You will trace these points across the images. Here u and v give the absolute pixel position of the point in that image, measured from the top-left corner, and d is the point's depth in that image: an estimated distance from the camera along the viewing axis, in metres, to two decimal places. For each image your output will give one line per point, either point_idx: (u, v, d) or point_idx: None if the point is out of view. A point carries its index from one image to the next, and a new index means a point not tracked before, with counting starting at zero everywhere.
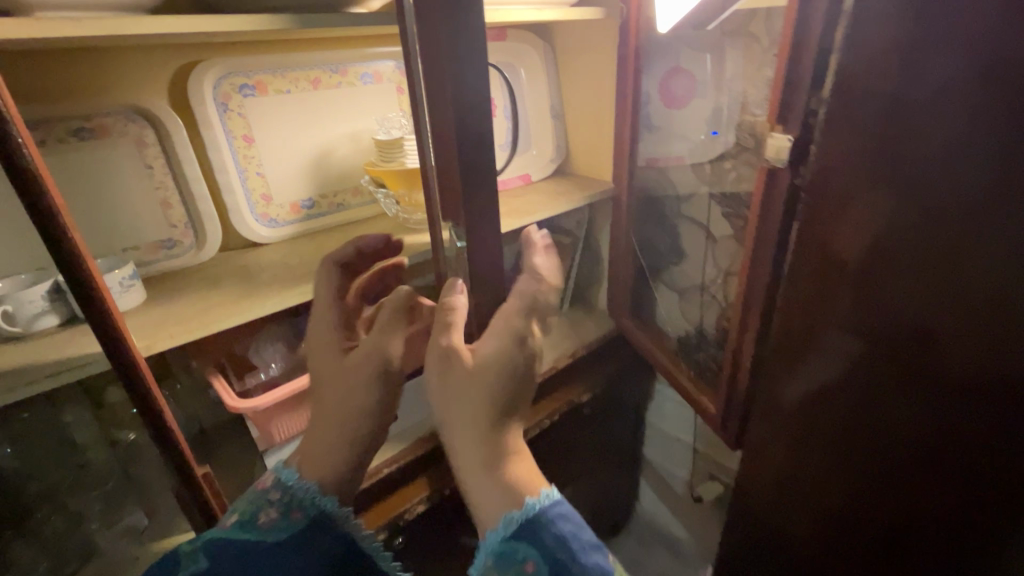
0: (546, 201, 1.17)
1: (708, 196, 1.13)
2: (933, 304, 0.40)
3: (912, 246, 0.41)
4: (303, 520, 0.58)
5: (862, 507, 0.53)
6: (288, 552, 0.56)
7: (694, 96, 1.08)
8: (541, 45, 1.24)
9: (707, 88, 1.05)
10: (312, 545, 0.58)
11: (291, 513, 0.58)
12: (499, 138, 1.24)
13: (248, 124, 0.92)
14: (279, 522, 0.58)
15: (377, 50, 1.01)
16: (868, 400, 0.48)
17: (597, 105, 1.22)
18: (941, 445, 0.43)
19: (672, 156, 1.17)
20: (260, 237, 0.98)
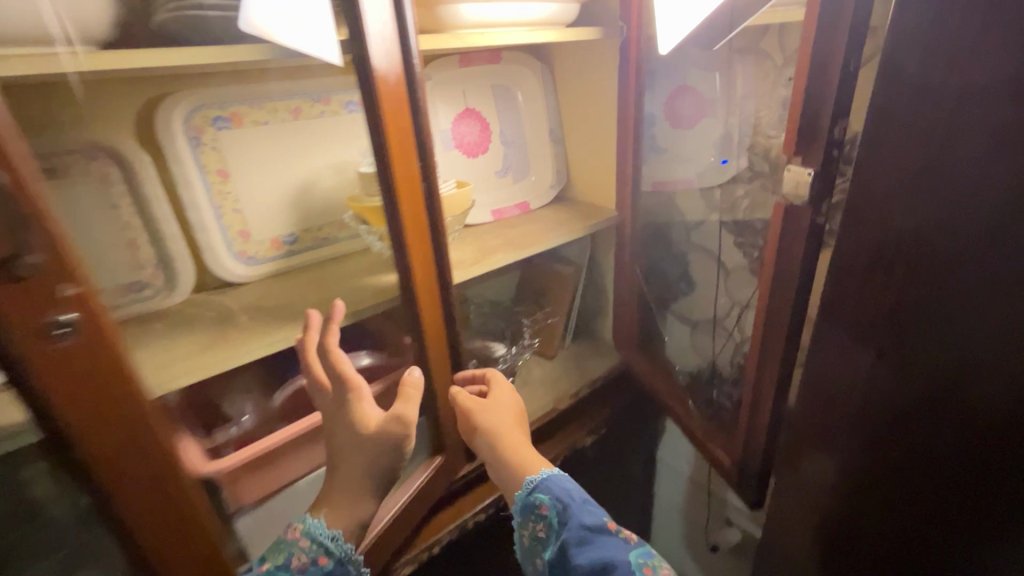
0: (545, 230, 1.10)
1: (721, 224, 1.07)
2: (1011, 280, 0.42)
3: (978, 228, 0.43)
4: (330, 564, 0.69)
5: (953, 498, 0.51)
6: None
7: (702, 119, 1.01)
8: (537, 66, 1.18)
9: (717, 106, 0.98)
10: None
11: (314, 559, 0.69)
12: (494, 164, 1.17)
13: (223, 158, 0.86)
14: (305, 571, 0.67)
15: None
16: (927, 381, 0.50)
17: (598, 129, 1.15)
18: (998, 419, 0.46)
19: (679, 180, 1.10)
20: (237, 277, 0.92)
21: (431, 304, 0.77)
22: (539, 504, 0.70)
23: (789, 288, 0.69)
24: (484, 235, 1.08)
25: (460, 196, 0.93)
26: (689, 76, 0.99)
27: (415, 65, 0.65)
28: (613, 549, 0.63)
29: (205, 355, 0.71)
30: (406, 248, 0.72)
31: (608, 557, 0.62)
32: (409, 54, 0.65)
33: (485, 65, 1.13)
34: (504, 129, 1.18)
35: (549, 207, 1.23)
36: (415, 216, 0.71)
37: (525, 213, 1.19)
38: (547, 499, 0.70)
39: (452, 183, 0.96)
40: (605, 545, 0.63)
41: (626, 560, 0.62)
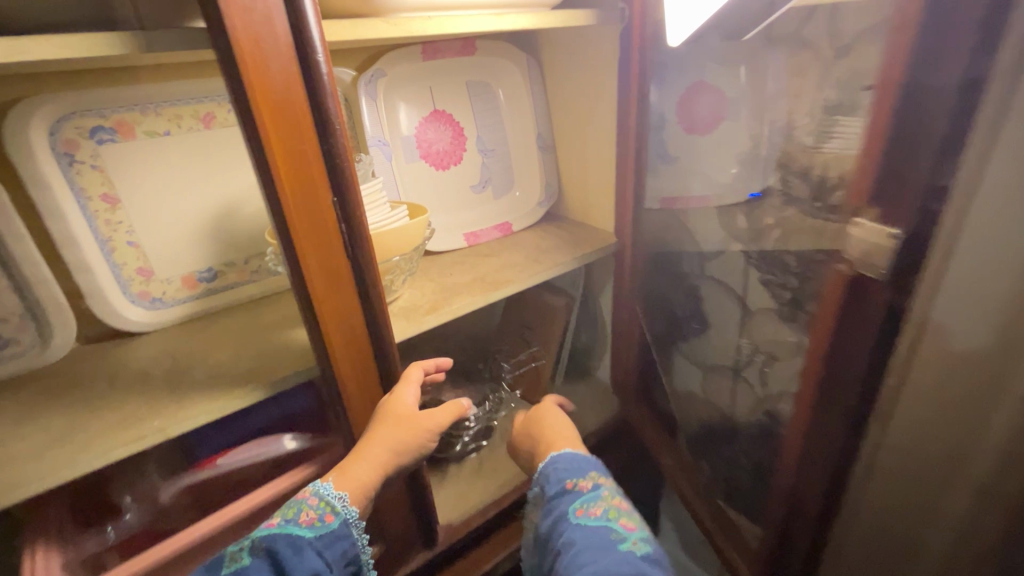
0: (528, 257, 0.90)
1: (745, 256, 0.85)
2: None
3: None
4: (335, 523, 0.56)
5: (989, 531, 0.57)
6: (313, 555, 0.53)
7: (720, 124, 0.82)
8: (522, 57, 0.97)
9: (741, 106, 0.78)
10: (330, 549, 0.55)
11: (320, 515, 0.56)
12: (470, 178, 0.98)
13: (108, 179, 0.68)
14: (314, 528, 0.55)
15: None
16: None
17: (592, 135, 0.94)
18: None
19: (692, 197, 0.90)
20: (134, 325, 0.74)
21: (349, 367, 0.61)
22: (535, 479, 0.65)
23: (844, 392, 0.48)
24: (452, 266, 0.88)
25: (412, 229, 0.72)
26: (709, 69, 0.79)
27: (318, 62, 0.46)
28: (562, 507, 0.58)
29: (42, 454, 0.53)
30: (320, 301, 0.55)
31: (558, 518, 0.58)
32: (308, 48, 0.46)
33: (456, 57, 0.92)
34: (480, 135, 0.98)
35: (537, 228, 1.02)
36: (330, 262, 0.54)
37: (506, 236, 0.98)
38: (542, 474, 0.63)
39: (404, 210, 0.75)
40: (561, 508, 0.58)
41: (567, 514, 0.57)
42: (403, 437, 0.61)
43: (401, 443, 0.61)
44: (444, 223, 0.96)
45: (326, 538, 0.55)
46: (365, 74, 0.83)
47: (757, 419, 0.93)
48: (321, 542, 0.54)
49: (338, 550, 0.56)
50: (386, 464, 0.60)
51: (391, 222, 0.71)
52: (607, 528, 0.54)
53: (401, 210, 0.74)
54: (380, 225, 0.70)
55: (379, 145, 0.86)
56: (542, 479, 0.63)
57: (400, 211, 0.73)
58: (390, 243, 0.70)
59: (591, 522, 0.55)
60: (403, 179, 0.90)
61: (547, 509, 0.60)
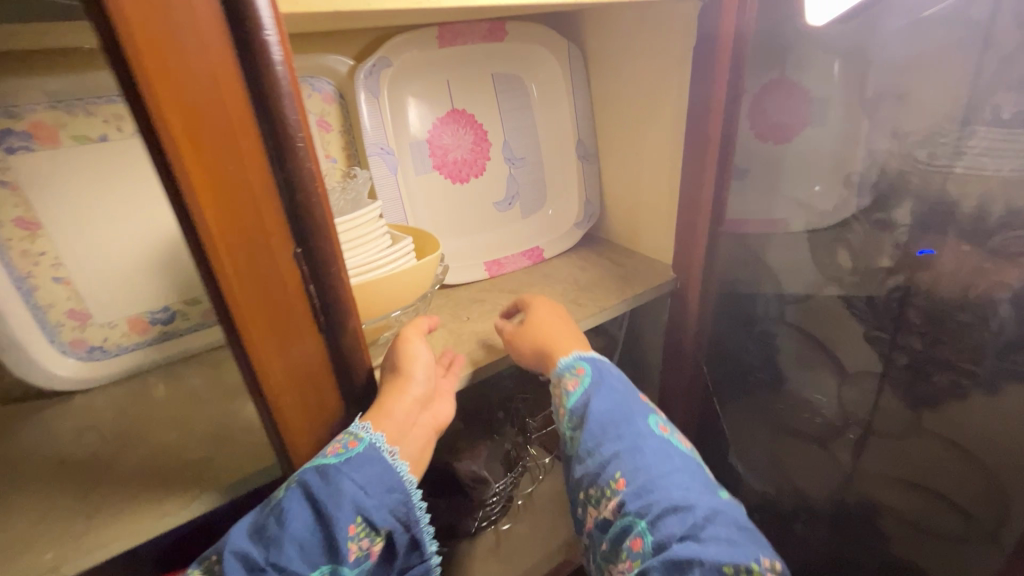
0: (564, 295, 0.72)
1: (846, 306, 0.67)
2: None
3: None
4: (367, 452, 0.42)
5: None
6: (341, 486, 0.39)
7: (807, 127, 0.66)
8: (561, 44, 0.78)
9: (832, 105, 0.63)
10: (369, 484, 0.41)
11: (341, 440, 0.42)
12: (496, 193, 0.81)
13: (24, 199, 0.52)
14: (342, 456, 0.41)
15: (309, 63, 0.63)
16: None
17: (648, 143, 0.75)
18: None
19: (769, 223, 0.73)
20: (64, 382, 0.58)
21: (310, 447, 0.42)
22: (580, 367, 0.57)
23: None
24: (471, 306, 0.71)
25: (415, 271, 0.54)
26: (803, 56, 0.63)
27: (267, 44, 0.30)
28: (636, 414, 0.55)
29: None
30: (281, 395, 0.38)
31: (631, 427, 0.53)
32: (253, 31, 0.29)
33: (481, 43, 0.74)
34: (508, 141, 0.80)
35: (573, 255, 0.84)
36: (296, 343, 0.37)
37: (537, 266, 0.80)
38: (599, 373, 0.58)
39: (411, 243, 0.57)
40: (638, 422, 0.54)
41: (649, 431, 0.54)
42: (409, 349, 0.49)
43: (413, 353, 0.49)
44: (460, 248, 0.78)
45: (359, 463, 0.41)
46: (365, 64, 0.64)
47: (841, 502, 0.76)
48: (358, 472, 0.41)
49: (379, 480, 0.41)
50: (405, 381, 0.47)
51: (392, 264, 0.54)
52: (688, 462, 0.53)
53: (407, 244, 0.56)
54: (374, 270, 0.53)
55: (384, 154, 0.67)
56: (595, 375, 0.57)
57: (406, 245, 0.56)
58: (390, 289, 0.53)
59: (680, 459, 0.52)
60: (412, 195, 0.73)
61: (610, 405, 0.54)
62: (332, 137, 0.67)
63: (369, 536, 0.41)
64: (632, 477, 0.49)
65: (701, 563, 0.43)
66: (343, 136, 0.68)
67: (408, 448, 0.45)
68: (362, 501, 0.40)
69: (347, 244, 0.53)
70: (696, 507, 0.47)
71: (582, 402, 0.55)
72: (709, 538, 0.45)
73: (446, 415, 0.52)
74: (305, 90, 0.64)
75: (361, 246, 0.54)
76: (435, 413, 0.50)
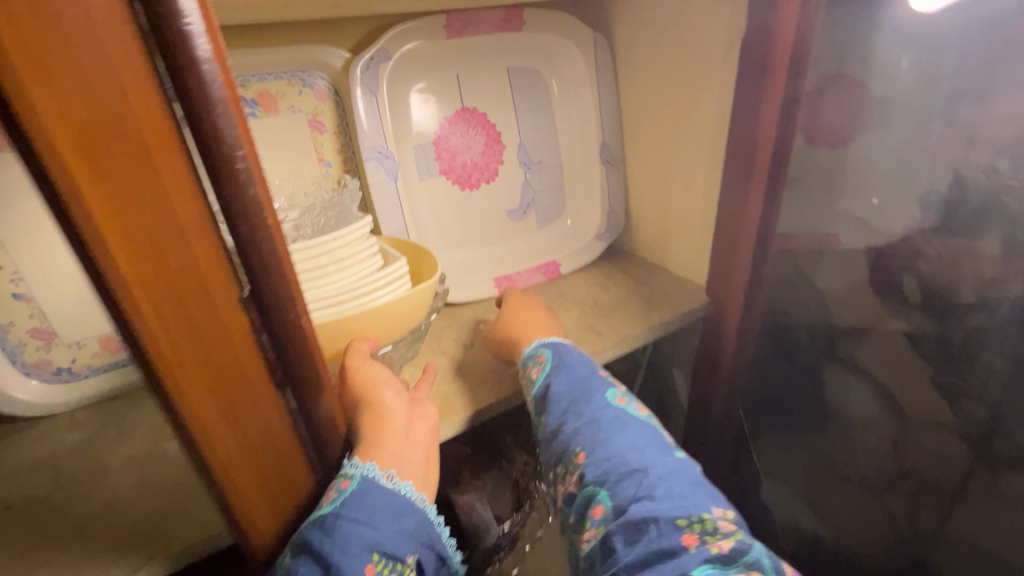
0: (582, 320, 0.64)
1: (912, 344, 0.58)
2: None
3: None
4: (360, 487, 0.36)
5: None
6: (343, 530, 0.34)
7: (862, 133, 0.55)
8: (586, 34, 0.69)
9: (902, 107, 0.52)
10: (374, 515, 0.36)
11: (334, 484, 0.36)
12: (510, 200, 0.73)
13: None
14: (338, 501, 0.35)
15: (300, 56, 0.56)
16: None
17: (683, 149, 0.66)
18: None
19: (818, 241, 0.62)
20: (25, 407, 0.53)
21: (273, 523, 0.35)
22: (539, 348, 0.53)
23: None
24: (478, 330, 0.64)
25: (407, 299, 0.47)
26: (870, 48, 0.52)
27: (194, 35, 0.22)
28: (594, 381, 0.50)
29: None
30: (232, 471, 0.31)
31: (588, 395, 0.48)
32: (170, 19, 0.22)
33: (495, 32, 0.65)
34: (524, 143, 0.72)
35: (594, 271, 0.76)
36: (247, 406, 0.30)
37: (552, 284, 0.72)
38: (556, 348, 0.53)
39: (406, 265, 0.50)
40: (594, 387, 0.49)
41: (606, 396, 0.48)
42: (360, 375, 0.42)
43: (368, 377, 0.42)
44: (468, 262, 0.71)
45: (362, 500, 0.36)
46: (362, 57, 0.57)
47: (895, 561, 0.67)
48: (360, 513, 0.35)
49: (383, 508, 0.36)
50: (371, 406, 0.40)
51: (380, 292, 0.47)
52: (649, 424, 0.47)
53: (400, 266, 0.49)
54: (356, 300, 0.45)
55: (382, 157, 0.60)
56: (558, 356, 0.52)
57: (398, 268, 0.48)
58: (375, 321, 0.46)
59: (639, 422, 0.47)
60: (415, 204, 0.66)
61: (568, 378, 0.50)
62: (326, 139, 0.60)
63: (395, 569, 0.35)
64: (587, 444, 0.45)
65: (655, 520, 0.38)
66: (339, 138, 0.61)
67: (410, 467, 0.40)
68: (374, 536, 0.35)
69: (328, 268, 0.45)
70: (650, 463, 0.42)
71: (541, 378, 0.51)
72: (664, 493, 0.40)
73: (435, 413, 0.44)
74: (296, 86, 0.57)
75: (346, 270, 0.46)
76: (421, 416, 0.43)
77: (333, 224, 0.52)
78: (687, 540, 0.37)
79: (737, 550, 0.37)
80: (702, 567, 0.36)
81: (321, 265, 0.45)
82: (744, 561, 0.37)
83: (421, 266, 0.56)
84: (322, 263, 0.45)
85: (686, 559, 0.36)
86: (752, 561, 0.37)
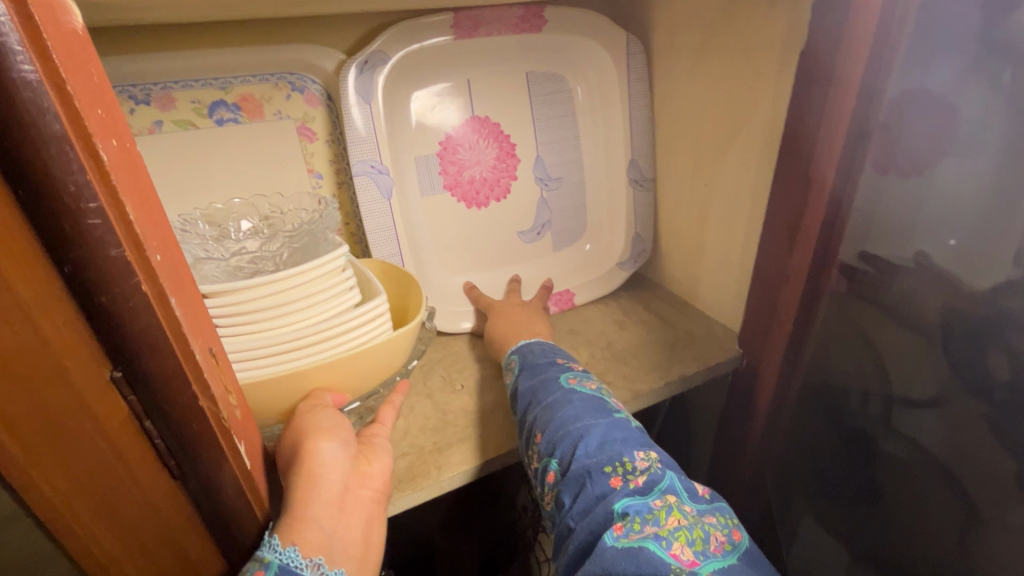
0: (589, 367, 0.56)
1: (992, 431, 0.44)
2: None
3: None
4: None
5: None
6: None
7: (946, 158, 0.42)
8: (618, 35, 0.60)
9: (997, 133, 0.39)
10: None
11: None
12: (522, 218, 0.65)
13: None
14: None
15: (288, 57, 0.50)
16: None
17: (724, 174, 0.56)
18: None
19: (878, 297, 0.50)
20: None
21: None
22: (509, 355, 0.52)
23: None
24: (474, 368, 0.57)
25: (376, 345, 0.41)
26: None
27: (7, 50, 0.16)
28: (547, 366, 0.49)
29: None
30: (114, 569, 0.26)
31: (539, 380, 0.47)
32: None
33: (511, 32, 0.58)
34: (542, 156, 0.64)
35: (611, 304, 0.68)
36: (132, 502, 0.25)
37: (562, 316, 0.65)
38: (519, 347, 0.52)
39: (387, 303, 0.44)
40: (543, 368, 0.48)
41: (554, 376, 0.47)
42: (308, 421, 0.36)
43: (315, 423, 0.36)
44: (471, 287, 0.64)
45: None
46: (356, 59, 0.51)
47: None
48: None
49: None
50: (306, 455, 0.33)
51: (345, 335, 0.41)
52: (593, 390, 0.46)
53: (377, 305, 0.42)
54: (312, 345, 0.40)
55: (374, 172, 0.54)
56: (522, 355, 0.51)
57: (376, 307, 0.42)
58: (337, 369, 0.40)
59: (581, 389, 0.45)
60: (413, 222, 0.59)
61: (528, 372, 0.49)
62: (317, 148, 0.55)
63: None
64: (534, 419, 0.44)
65: (588, 473, 0.39)
66: (332, 147, 0.55)
67: (342, 550, 0.32)
68: None
69: (286, 306, 0.40)
70: (584, 423, 0.42)
71: (509, 378, 0.51)
72: (595, 446, 0.40)
73: (384, 473, 0.37)
74: (284, 90, 0.52)
75: (309, 308, 0.41)
76: (368, 479, 0.36)
77: (298, 254, 0.48)
78: (614, 483, 0.38)
79: (652, 481, 0.38)
80: (623, 502, 0.37)
81: (281, 303, 0.40)
82: (660, 488, 0.38)
83: (406, 295, 0.52)
84: (273, 300, 0.39)
85: (612, 499, 0.38)
86: (666, 486, 0.38)
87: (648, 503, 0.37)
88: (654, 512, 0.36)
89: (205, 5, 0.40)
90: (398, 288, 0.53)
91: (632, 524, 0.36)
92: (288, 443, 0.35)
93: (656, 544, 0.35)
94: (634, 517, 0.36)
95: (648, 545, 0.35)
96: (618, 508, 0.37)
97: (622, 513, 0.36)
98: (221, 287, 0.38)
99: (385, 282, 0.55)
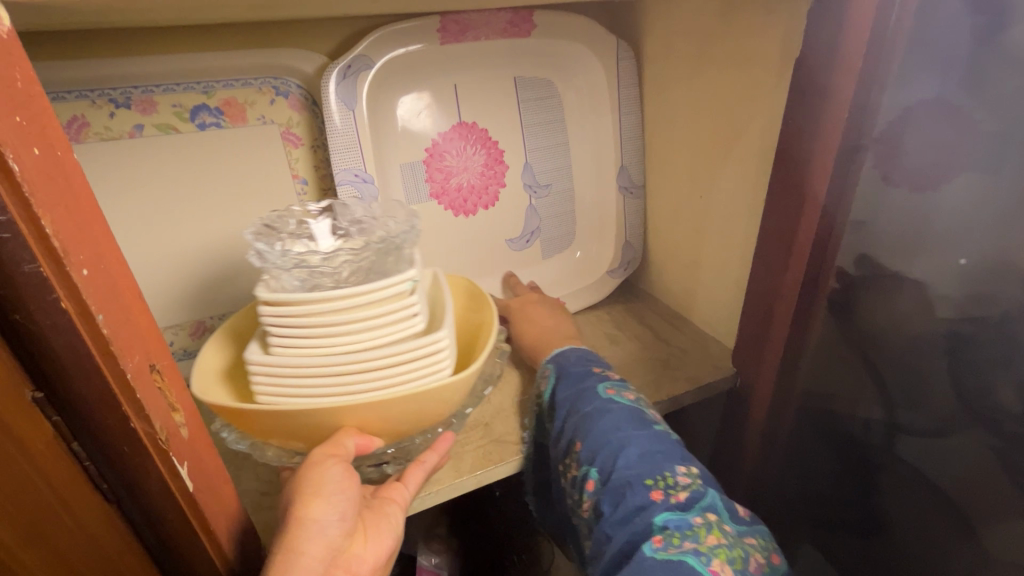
0: None
1: (999, 463, 0.41)
2: None
3: None
4: None
5: None
6: None
7: (957, 177, 0.39)
8: (610, 41, 0.59)
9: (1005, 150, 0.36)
10: None
11: None
12: (512, 227, 0.64)
13: None
14: None
15: (269, 60, 0.50)
16: None
17: (718, 184, 0.54)
18: None
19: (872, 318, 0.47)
20: None
21: None
22: (544, 363, 0.50)
23: None
24: None
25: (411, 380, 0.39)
26: None
27: None
28: (587, 373, 0.46)
29: None
30: None
31: (577, 390, 0.45)
32: None
33: (499, 37, 0.56)
34: (531, 163, 0.63)
35: (604, 315, 0.66)
36: (66, 531, 0.24)
37: None
38: (554, 355, 0.50)
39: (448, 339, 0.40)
40: (582, 377, 0.46)
41: (595, 385, 0.45)
42: (310, 477, 0.35)
43: (316, 482, 0.34)
44: None
45: None
46: (338, 64, 0.50)
47: None
48: None
49: None
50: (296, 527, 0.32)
51: (394, 369, 0.39)
52: (632, 400, 0.44)
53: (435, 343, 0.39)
54: (355, 370, 0.38)
55: (360, 180, 0.53)
56: (558, 364, 0.48)
57: (432, 344, 0.39)
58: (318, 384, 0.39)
59: (620, 400, 0.43)
60: None
61: (566, 380, 0.46)
62: (301, 154, 0.54)
63: None
64: (573, 427, 0.42)
65: (630, 485, 0.38)
66: (315, 153, 0.55)
67: None
68: None
69: (349, 326, 0.38)
70: (626, 435, 0.40)
71: (542, 388, 0.48)
72: (636, 458, 0.39)
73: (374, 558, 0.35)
74: (268, 95, 0.51)
75: (370, 331, 0.39)
76: (356, 563, 0.34)
77: (364, 275, 0.44)
78: (655, 496, 0.37)
79: (694, 497, 0.37)
80: (663, 516, 0.36)
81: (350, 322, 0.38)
82: (701, 505, 0.37)
83: (481, 328, 0.49)
84: (336, 320, 0.38)
85: (652, 512, 0.36)
86: (707, 504, 0.37)
87: (689, 519, 0.36)
88: (695, 529, 0.35)
89: (178, 9, 0.39)
90: (474, 309, 0.52)
91: (671, 538, 0.35)
92: (300, 489, 0.34)
93: (696, 558, 0.34)
94: (674, 531, 0.35)
95: (688, 560, 0.34)
96: (659, 521, 0.36)
97: (662, 526, 0.35)
98: (280, 298, 0.38)
99: (465, 300, 0.53)
